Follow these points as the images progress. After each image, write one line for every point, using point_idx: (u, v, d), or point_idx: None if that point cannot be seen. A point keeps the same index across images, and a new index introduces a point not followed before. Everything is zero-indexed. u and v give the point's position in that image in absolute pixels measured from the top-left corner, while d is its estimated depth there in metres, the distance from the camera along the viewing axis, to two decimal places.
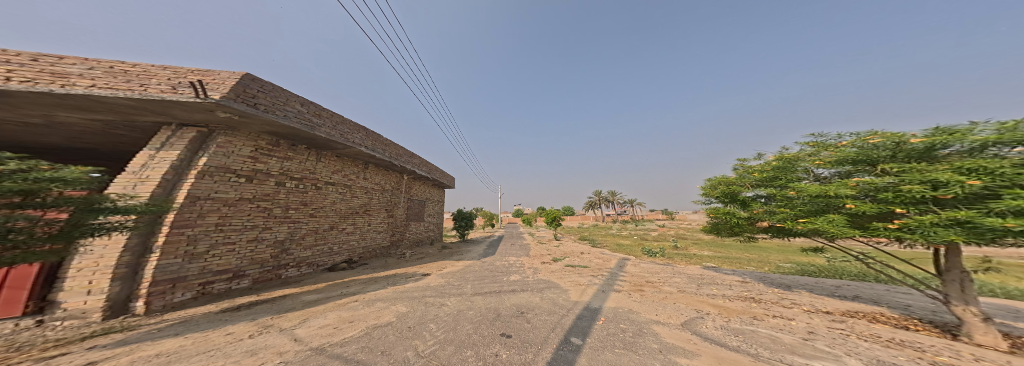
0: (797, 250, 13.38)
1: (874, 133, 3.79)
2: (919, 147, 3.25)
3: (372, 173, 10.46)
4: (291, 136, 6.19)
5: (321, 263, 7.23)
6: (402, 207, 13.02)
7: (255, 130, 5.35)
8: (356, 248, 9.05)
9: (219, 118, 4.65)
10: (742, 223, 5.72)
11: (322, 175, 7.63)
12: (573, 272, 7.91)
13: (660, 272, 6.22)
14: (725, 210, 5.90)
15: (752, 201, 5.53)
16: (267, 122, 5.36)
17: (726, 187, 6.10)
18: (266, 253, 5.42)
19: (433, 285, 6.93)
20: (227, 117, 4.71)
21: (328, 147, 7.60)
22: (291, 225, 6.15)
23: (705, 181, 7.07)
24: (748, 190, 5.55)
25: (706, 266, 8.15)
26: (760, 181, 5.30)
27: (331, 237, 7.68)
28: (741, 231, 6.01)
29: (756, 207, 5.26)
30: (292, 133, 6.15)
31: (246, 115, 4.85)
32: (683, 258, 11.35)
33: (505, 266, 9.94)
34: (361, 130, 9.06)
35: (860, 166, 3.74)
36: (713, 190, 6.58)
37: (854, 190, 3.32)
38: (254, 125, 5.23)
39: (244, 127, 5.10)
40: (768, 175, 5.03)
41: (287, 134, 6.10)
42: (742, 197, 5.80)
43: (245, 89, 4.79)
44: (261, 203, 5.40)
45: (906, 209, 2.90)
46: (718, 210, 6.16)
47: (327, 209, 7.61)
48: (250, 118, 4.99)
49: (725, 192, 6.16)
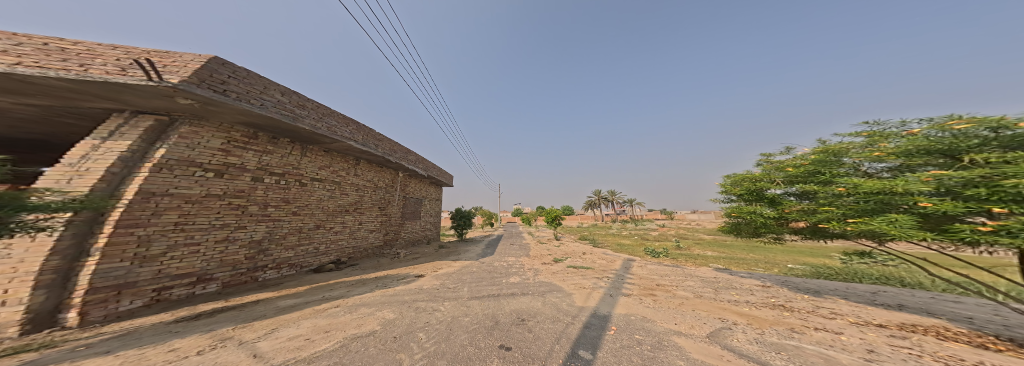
0: (807, 250, 12.96)
1: (955, 119, 3.36)
2: (1020, 134, 2.82)
3: (364, 169, 9.96)
4: (270, 128, 5.72)
5: (307, 264, 6.75)
6: (397, 205, 12.51)
7: (228, 120, 4.87)
8: (346, 248, 8.55)
9: (181, 105, 4.17)
10: (768, 224, 5.32)
11: (308, 171, 7.14)
12: (576, 274, 7.47)
13: (671, 274, 5.79)
14: (749, 210, 5.47)
15: (782, 199, 5.14)
16: (241, 112, 4.88)
17: (750, 184, 5.70)
18: (240, 254, 4.94)
19: (427, 288, 6.46)
20: (191, 105, 4.23)
21: (314, 140, 7.13)
22: (271, 224, 5.68)
23: (723, 178, 6.68)
24: (777, 187, 5.14)
25: (716, 267, 7.71)
26: (793, 178, 4.92)
27: (317, 237, 7.19)
28: (766, 232, 5.59)
29: (789, 205, 4.89)
30: (272, 124, 5.68)
31: (213, 103, 4.36)
32: (691, 259, 10.92)
33: (504, 267, 9.45)
34: (351, 124, 8.57)
35: (937, 158, 3.31)
36: (733, 187, 6.17)
37: (932, 186, 2.94)
38: (225, 115, 4.75)
39: (213, 116, 4.62)
40: (806, 170, 4.64)
41: (266, 126, 5.62)
42: (769, 195, 5.37)
43: (212, 74, 4.39)
44: (234, 200, 4.92)
45: (1004, 208, 2.49)
46: (740, 210, 5.73)
47: (313, 207, 7.13)
48: (219, 106, 4.52)
49: (747, 190, 5.75)
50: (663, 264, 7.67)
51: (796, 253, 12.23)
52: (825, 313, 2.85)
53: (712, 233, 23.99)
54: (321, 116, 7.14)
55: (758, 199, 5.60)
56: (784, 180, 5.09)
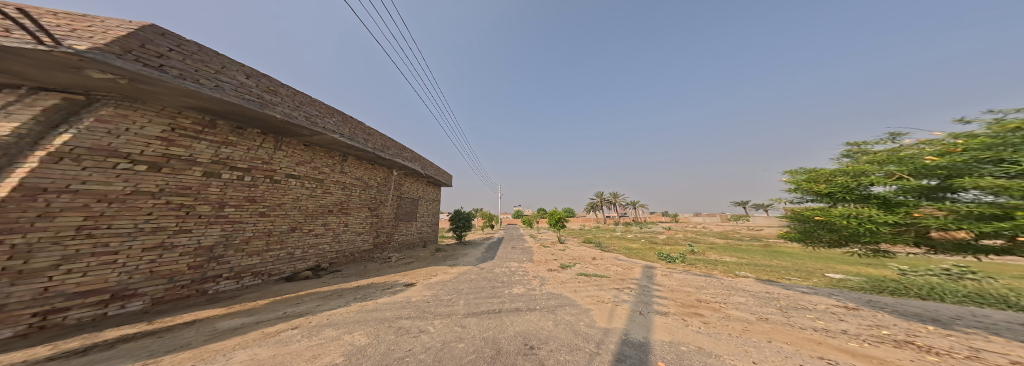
0: (836, 256, 11.85)
1: None
2: None
3: (352, 166, 9.08)
4: (230, 115, 4.80)
5: (276, 272, 5.74)
6: (389, 206, 11.56)
7: (170, 104, 3.96)
8: (328, 252, 7.57)
9: (99, 82, 3.23)
10: (876, 231, 4.14)
11: (282, 166, 6.24)
12: (590, 285, 6.44)
13: (709, 288, 4.81)
14: (845, 213, 4.37)
15: (900, 200, 3.94)
16: (189, 95, 3.99)
17: (839, 178, 4.58)
18: (182, 263, 3.98)
19: (416, 301, 5.48)
20: (112, 81, 3.28)
21: (290, 132, 6.24)
22: (229, 226, 4.74)
23: (793, 174, 5.67)
24: (893, 183, 3.91)
25: (752, 277, 6.68)
26: (921, 169, 3.63)
27: (292, 240, 6.23)
28: (859, 238, 4.53)
29: (917, 207, 3.73)
30: (232, 111, 4.77)
31: (144, 80, 3.42)
32: (711, 266, 9.87)
33: (506, 275, 8.46)
34: (336, 114, 7.73)
35: None
36: (811, 185, 5.03)
37: None
38: (164, 96, 3.83)
39: (148, 98, 3.71)
40: (964, 158, 3.23)
41: (224, 113, 4.70)
42: (878, 196, 4.20)
43: (143, 45, 3.56)
44: (176, 199, 4.00)
45: None
46: (827, 214, 4.62)
47: (288, 207, 6.20)
48: (154, 85, 3.58)
49: (838, 187, 4.59)
50: (691, 273, 6.60)
51: (827, 259, 11.11)
52: (1004, 363, 1.86)
53: (724, 237, 22.79)
54: (297, 104, 6.30)
55: (862, 200, 4.39)
56: (905, 173, 3.83)
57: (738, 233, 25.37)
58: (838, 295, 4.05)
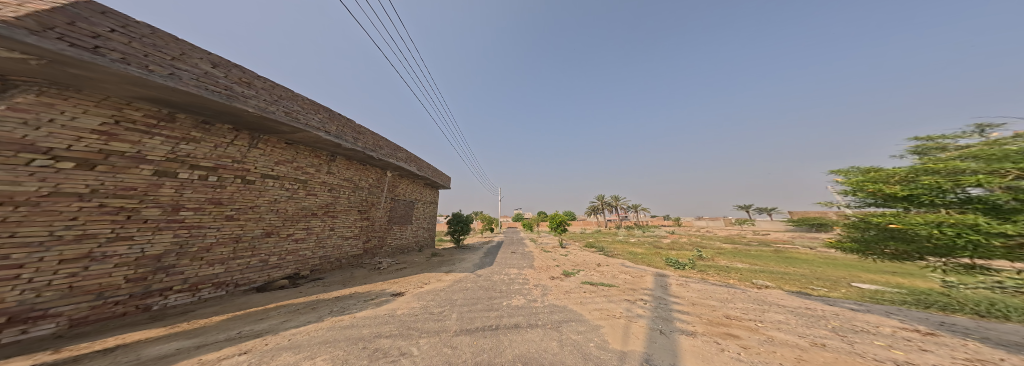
0: (857, 264, 11.20)
1: None
2: None
3: (342, 166, 8.60)
4: (190, 108, 4.37)
5: (245, 283, 5.19)
6: (382, 209, 10.99)
7: (115, 93, 3.52)
8: (310, 259, 7.00)
9: (11, 63, 2.68)
10: (980, 243, 3.67)
11: (258, 166, 5.78)
12: (597, 296, 5.81)
13: (734, 301, 4.22)
14: (934, 220, 3.89)
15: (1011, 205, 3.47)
16: (135, 83, 3.52)
17: (923, 178, 4.16)
18: (117, 276, 3.41)
19: (402, 315, 4.86)
20: (28, 63, 2.74)
21: (266, 128, 5.79)
22: (184, 232, 4.27)
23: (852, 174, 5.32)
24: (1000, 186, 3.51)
25: (776, 287, 6.07)
26: None
27: (266, 247, 5.74)
28: (948, 251, 4.03)
29: None
30: (194, 103, 4.31)
31: (72, 63, 2.91)
32: (725, 273, 9.27)
33: (505, 283, 7.85)
34: (322, 111, 7.29)
35: None
36: (878, 186, 4.61)
37: None
38: (105, 84, 3.36)
39: (85, 85, 3.23)
40: None
41: (183, 105, 4.25)
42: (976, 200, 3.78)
43: (74, 22, 3.07)
44: (115, 202, 3.50)
45: None
46: (909, 221, 4.16)
47: (262, 210, 5.74)
48: (88, 70, 3.09)
49: (923, 189, 4.11)
50: (711, 283, 5.96)
51: (849, 267, 10.41)
52: None
53: (732, 242, 22.02)
54: (275, 99, 5.85)
55: (958, 204, 3.93)
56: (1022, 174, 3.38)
57: (745, 238, 24.68)
58: (897, 312, 3.40)
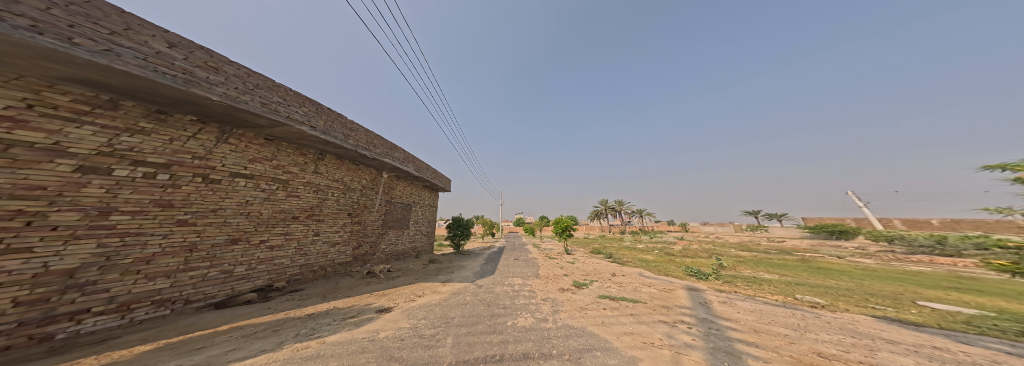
0: (903, 277, 10.06)
1: None
2: None
3: (331, 165, 7.78)
4: (135, 93, 3.49)
5: (196, 300, 4.28)
6: (376, 212, 10.11)
7: (32, 72, 2.70)
8: (288, 268, 6.09)
9: None
10: None
11: (227, 163, 4.94)
12: (621, 315, 4.82)
13: (813, 328, 3.25)
14: None
15: None
16: (56, 59, 2.68)
17: None
18: (3, 299, 2.47)
19: (385, 339, 3.87)
20: None
21: (238, 121, 4.92)
22: (115, 240, 3.38)
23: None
24: None
25: (841, 309, 5.01)
26: None
27: (231, 257, 4.89)
28: None
29: None
30: (140, 87, 3.45)
31: None
32: (759, 287, 8.19)
33: (510, 296, 6.86)
34: (308, 103, 6.51)
35: None
36: None
37: None
38: (11, 59, 2.53)
39: None
40: None
41: (126, 89, 3.39)
42: None
43: None
44: (13, 204, 2.61)
45: None
46: None
47: (228, 213, 4.89)
48: None
49: None
50: (759, 301, 4.92)
51: (896, 281, 9.21)
52: None
53: (747, 249, 20.74)
54: (249, 87, 5.03)
55: None
56: None
57: (760, 245, 23.36)
58: None
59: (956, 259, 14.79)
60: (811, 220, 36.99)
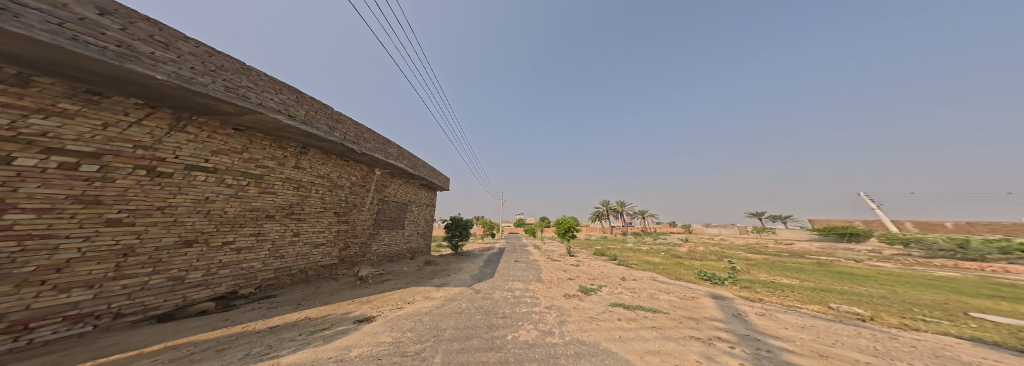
0: (933, 283, 9.37)
1: None
2: None
3: (316, 160, 7.07)
4: (43, 66, 2.52)
5: (133, 313, 3.27)
6: (366, 211, 9.41)
7: None
8: (260, 272, 5.34)
9: None
10: None
11: (180, 153, 3.96)
12: (639, 329, 4.11)
13: (898, 355, 2.56)
14: None
15: None
16: None
17: None
18: None
19: (357, 359, 3.11)
20: None
21: (198, 106, 4.00)
22: (11, 244, 2.37)
23: None
24: None
25: (904, 326, 4.28)
26: None
27: (182, 261, 3.94)
28: None
29: None
30: (54, 59, 2.50)
31: None
32: (785, 294, 7.47)
33: (511, 304, 6.13)
34: (286, 88, 5.78)
35: None
36: None
37: None
38: None
39: None
40: None
41: (29, 60, 2.41)
42: None
43: None
44: None
45: None
46: None
47: (180, 212, 3.93)
48: None
49: None
50: (805, 314, 4.17)
51: (932, 289, 8.42)
52: None
53: (757, 252, 19.95)
54: (210, 68, 4.06)
55: None
56: None
57: (769, 248, 22.53)
58: None
59: (982, 264, 13.99)
60: (819, 222, 36.02)
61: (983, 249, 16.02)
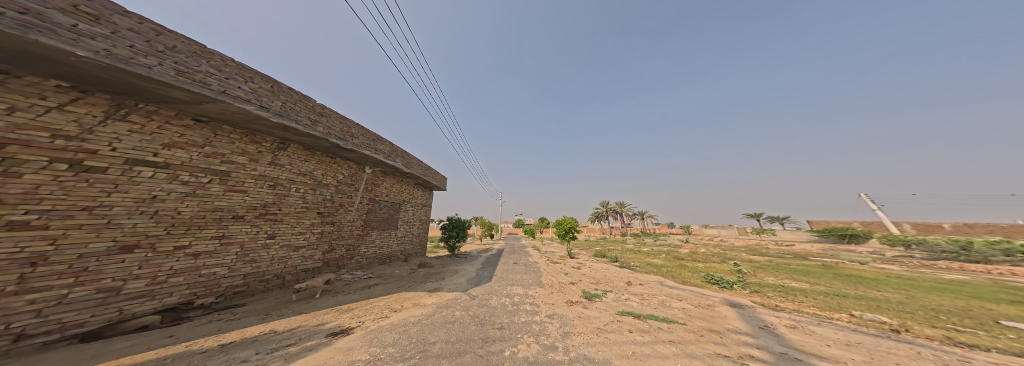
0: (947, 287, 9.02)
1: None
2: None
3: (296, 156, 6.55)
4: None
5: (43, 334, 2.69)
6: (355, 211, 8.90)
7: None
8: (224, 279, 4.80)
9: None
10: None
11: (120, 145, 3.42)
12: (656, 343, 3.63)
13: None
14: None
15: None
16: None
17: None
18: None
19: None
20: None
21: (143, 92, 3.56)
22: None
23: None
24: None
25: (946, 339, 3.83)
26: None
27: (117, 270, 3.35)
28: None
29: None
30: None
31: None
32: (799, 300, 7.04)
33: (508, 311, 5.64)
34: (258, 76, 5.26)
35: None
36: None
37: None
38: None
39: None
40: None
41: None
42: None
43: None
44: None
45: None
46: None
47: (116, 213, 3.36)
48: None
49: None
50: (840, 327, 3.69)
51: (948, 293, 8.05)
52: None
53: (760, 254, 19.62)
54: (157, 49, 3.57)
55: None
56: None
57: (771, 249, 22.22)
58: None
59: (989, 266, 13.75)
60: (819, 224, 35.72)
61: (987, 251, 15.79)
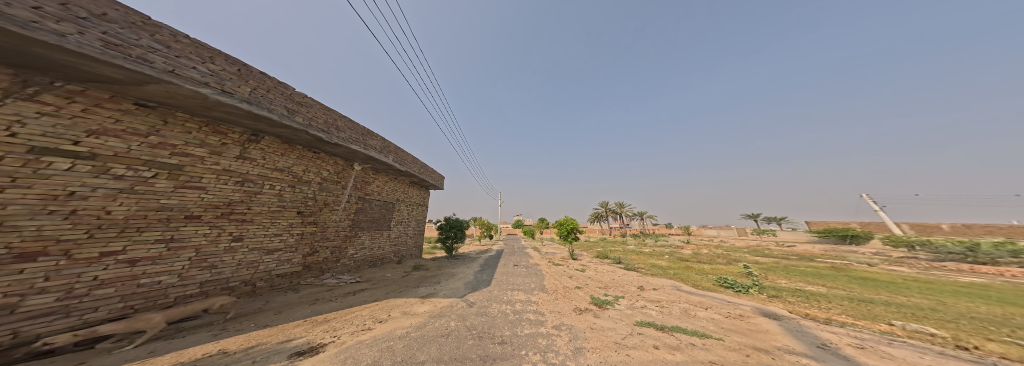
0: (970, 291, 8.59)
1: None
2: None
3: (270, 149, 5.81)
4: None
5: None
6: (342, 211, 8.17)
7: None
8: (173, 289, 4.09)
9: None
10: None
11: (23, 130, 2.66)
12: (693, 364, 2.98)
13: None
14: None
15: None
16: None
17: None
18: None
19: None
20: None
21: (61, 68, 2.83)
22: None
23: None
24: None
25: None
26: None
27: (13, 283, 2.62)
28: None
29: None
30: None
31: None
32: (825, 306, 6.50)
33: (510, 321, 4.96)
34: (219, 56, 4.51)
35: None
36: None
37: None
38: None
39: None
40: None
41: None
42: None
43: None
44: None
45: None
46: None
47: (13, 213, 2.62)
48: None
49: None
50: (911, 347, 3.10)
51: (976, 298, 7.60)
52: None
53: (764, 254, 19.26)
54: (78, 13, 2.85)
55: None
56: None
57: (774, 250, 21.81)
58: None
59: (998, 267, 13.49)
60: (818, 224, 35.69)
61: (994, 252, 15.54)
